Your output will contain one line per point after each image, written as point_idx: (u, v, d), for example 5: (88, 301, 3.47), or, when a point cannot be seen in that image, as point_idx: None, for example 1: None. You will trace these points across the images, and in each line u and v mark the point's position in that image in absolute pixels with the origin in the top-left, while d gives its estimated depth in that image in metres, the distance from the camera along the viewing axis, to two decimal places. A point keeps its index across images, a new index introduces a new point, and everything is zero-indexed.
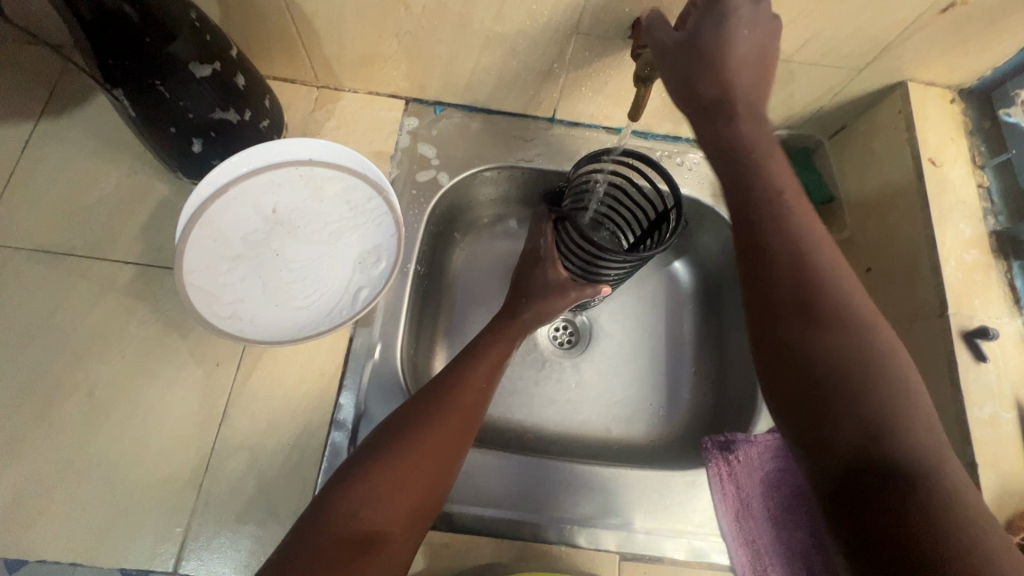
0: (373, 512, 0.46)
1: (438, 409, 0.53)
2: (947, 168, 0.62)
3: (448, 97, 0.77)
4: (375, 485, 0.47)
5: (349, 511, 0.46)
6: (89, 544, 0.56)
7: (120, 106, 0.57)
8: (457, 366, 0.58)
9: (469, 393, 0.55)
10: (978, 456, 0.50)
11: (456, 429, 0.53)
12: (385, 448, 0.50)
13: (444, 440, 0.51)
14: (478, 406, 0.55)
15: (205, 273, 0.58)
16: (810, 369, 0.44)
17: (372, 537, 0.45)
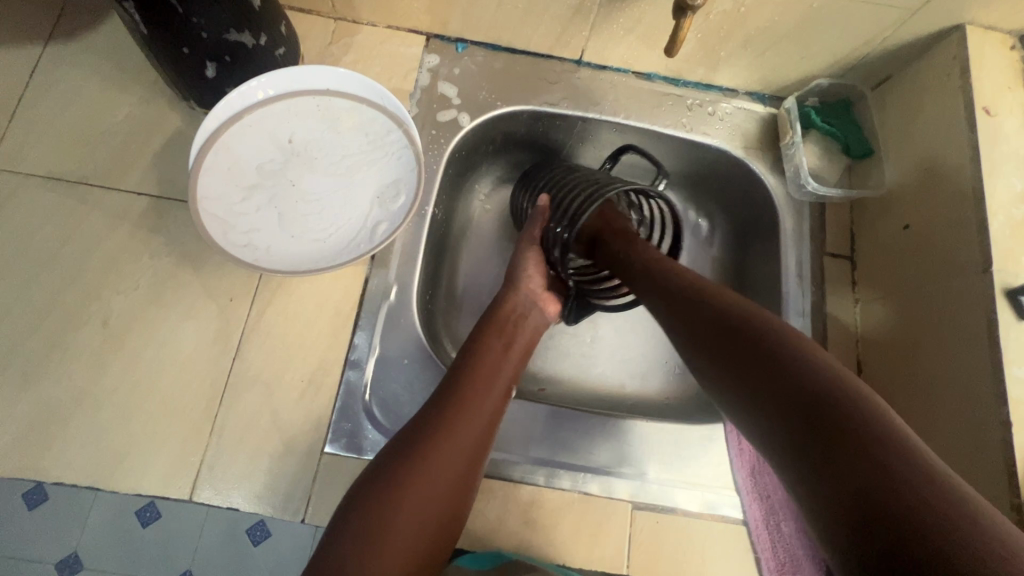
0: (380, 552, 0.40)
1: (446, 435, 0.47)
2: (1002, 119, 0.58)
3: (471, 34, 0.74)
4: (374, 522, 0.41)
5: (348, 556, 0.39)
6: (108, 471, 0.56)
7: (130, 21, 0.54)
8: (471, 363, 0.53)
9: (480, 392, 0.51)
10: (1012, 415, 0.49)
11: (466, 458, 0.47)
12: (386, 485, 0.43)
13: (455, 473, 0.45)
14: (490, 432, 0.50)
15: (220, 202, 0.57)
16: (756, 387, 0.39)
17: None
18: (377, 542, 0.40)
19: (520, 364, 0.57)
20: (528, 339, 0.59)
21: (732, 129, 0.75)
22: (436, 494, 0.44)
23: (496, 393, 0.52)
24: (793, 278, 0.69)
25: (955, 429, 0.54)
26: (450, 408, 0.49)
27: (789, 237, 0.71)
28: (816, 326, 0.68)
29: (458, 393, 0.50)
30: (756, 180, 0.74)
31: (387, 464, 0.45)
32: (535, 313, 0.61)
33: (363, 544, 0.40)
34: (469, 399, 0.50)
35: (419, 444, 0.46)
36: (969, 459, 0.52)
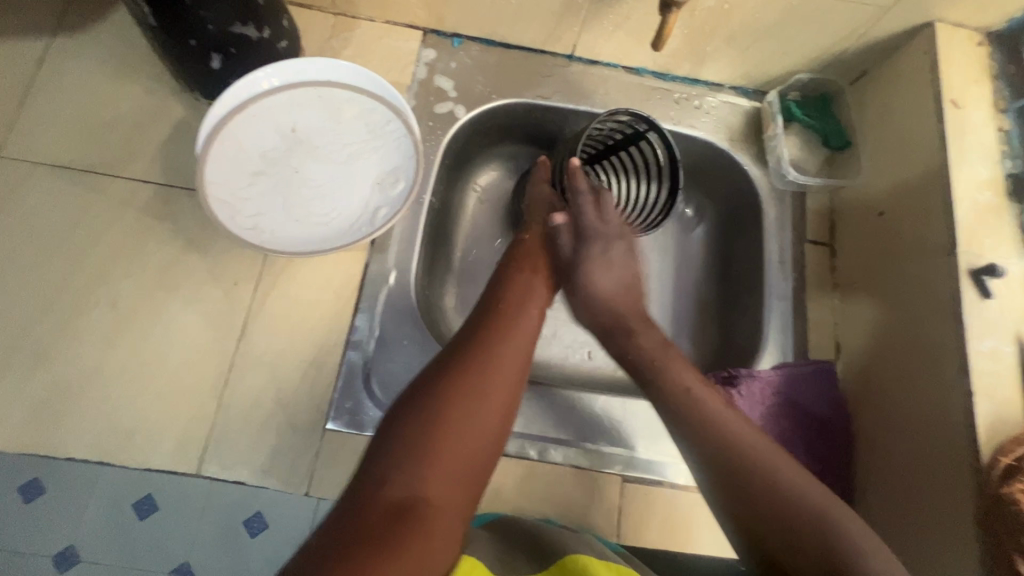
0: (420, 474, 0.41)
1: (487, 367, 0.47)
2: (968, 110, 0.62)
3: (466, 29, 0.76)
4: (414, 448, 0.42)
5: (389, 477, 0.41)
6: (118, 447, 0.59)
7: (139, 13, 0.56)
8: (505, 302, 0.54)
9: (516, 332, 0.52)
10: (974, 385, 0.52)
11: (509, 384, 0.48)
12: (432, 403, 0.44)
13: (500, 397, 0.47)
14: (526, 368, 0.50)
15: (227, 187, 0.60)
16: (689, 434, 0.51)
17: (410, 504, 0.40)
18: (428, 456, 0.42)
19: (546, 295, 0.59)
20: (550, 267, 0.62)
21: (717, 122, 0.78)
22: (480, 415, 0.45)
23: (532, 324, 0.54)
24: (774, 264, 0.73)
25: (923, 400, 0.57)
26: (489, 334, 0.50)
27: (771, 224, 0.74)
28: (796, 309, 0.71)
29: (494, 324, 0.52)
30: (740, 171, 0.77)
31: (431, 386, 0.46)
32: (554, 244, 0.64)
33: (412, 458, 0.42)
34: (506, 329, 0.51)
35: (461, 367, 0.47)
36: (934, 428, 0.55)
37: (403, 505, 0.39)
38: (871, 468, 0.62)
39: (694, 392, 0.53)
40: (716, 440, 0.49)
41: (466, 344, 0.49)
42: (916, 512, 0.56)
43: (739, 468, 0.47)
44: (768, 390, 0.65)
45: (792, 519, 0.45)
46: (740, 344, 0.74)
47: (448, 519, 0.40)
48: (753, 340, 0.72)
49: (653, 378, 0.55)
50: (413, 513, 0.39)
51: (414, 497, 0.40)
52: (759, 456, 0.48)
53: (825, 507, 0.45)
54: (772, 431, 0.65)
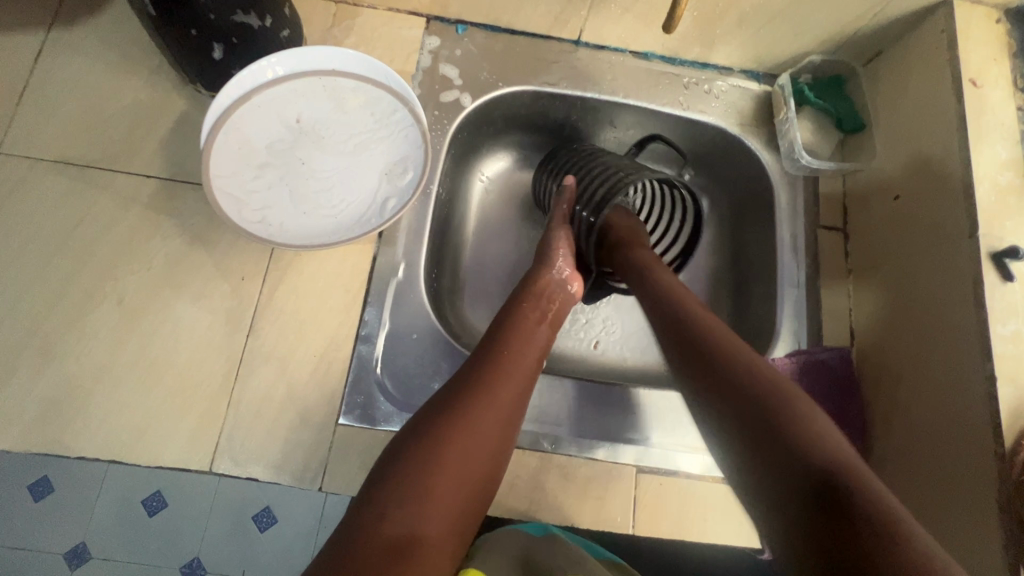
0: (415, 513, 0.41)
1: (487, 402, 0.48)
2: (988, 90, 0.60)
3: (470, 15, 0.75)
4: (409, 486, 0.41)
5: (381, 513, 0.40)
6: (129, 445, 0.58)
7: (139, 3, 0.55)
8: (503, 333, 0.55)
9: (515, 365, 0.52)
10: (997, 369, 0.51)
11: (503, 422, 0.48)
12: (432, 441, 0.44)
13: (495, 437, 0.47)
14: (522, 402, 0.51)
15: (233, 180, 0.58)
16: (715, 375, 0.48)
17: (406, 543, 0.39)
18: (425, 494, 0.42)
19: (549, 336, 0.58)
20: (557, 310, 0.61)
21: (728, 107, 0.77)
22: (478, 454, 0.45)
23: (531, 363, 0.54)
24: (787, 250, 0.72)
25: (943, 387, 0.56)
26: (489, 373, 0.50)
27: (784, 210, 0.73)
28: (810, 296, 0.70)
29: (495, 361, 0.51)
30: (752, 156, 0.76)
31: (430, 424, 0.46)
32: (563, 288, 0.62)
33: (410, 495, 0.41)
34: (506, 367, 0.51)
35: (464, 406, 0.47)
36: (957, 415, 0.54)
37: (398, 541, 0.39)
38: (889, 456, 0.61)
39: (763, 371, 0.47)
40: (779, 426, 0.43)
41: (466, 381, 0.49)
42: (937, 499, 0.55)
43: (769, 406, 0.44)
44: None
45: (885, 526, 0.35)
46: (753, 332, 0.73)
47: (440, 557, 0.40)
48: (767, 328, 0.71)
49: (716, 361, 0.48)
50: (407, 550, 0.39)
51: (408, 535, 0.39)
52: (819, 443, 0.41)
53: (913, 524, 0.36)
54: None
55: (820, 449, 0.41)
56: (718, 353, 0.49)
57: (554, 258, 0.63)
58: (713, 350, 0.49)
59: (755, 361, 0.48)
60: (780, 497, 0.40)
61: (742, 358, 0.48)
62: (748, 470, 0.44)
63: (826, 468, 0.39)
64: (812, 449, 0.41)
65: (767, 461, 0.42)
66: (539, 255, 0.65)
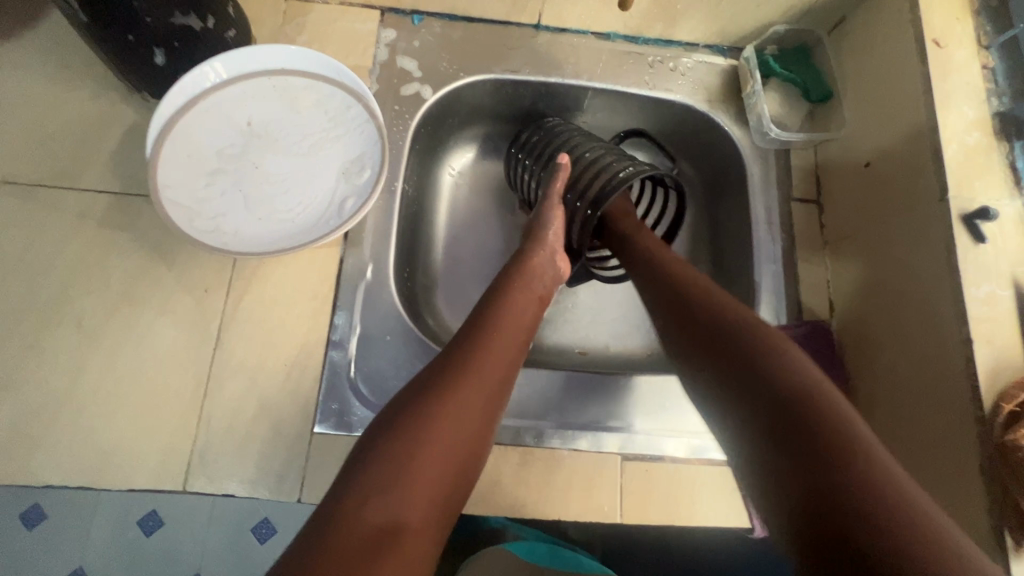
0: (394, 498, 0.39)
1: (473, 377, 0.47)
2: (952, 49, 0.59)
3: (425, 5, 0.73)
4: (393, 468, 0.40)
5: (360, 500, 0.39)
6: (99, 469, 0.56)
7: (68, 10, 0.52)
8: (487, 306, 0.54)
9: (503, 339, 0.51)
10: (973, 332, 0.51)
11: (492, 403, 0.47)
12: (416, 423, 0.43)
13: (481, 420, 0.46)
14: (511, 375, 0.51)
15: (182, 189, 0.56)
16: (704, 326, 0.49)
17: (388, 529, 0.38)
18: (414, 472, 0.41)
19: (536, 314, 0.57)
20: (547, 288, 0.60)
21: (694, 83, 0.75)
22: (462, 436, 0.44)
23: (517, 346, 0.53)
24: (762, 225, 0.71)
25: (922, 355, 0.56)
26: (474, 354, 0.49)
27: (757, 185, 0.72)
28: (787, 271, 0.69)
29: (481, 339, 0.50)
30: (721, 132, 0.75)
31: (416, 406, 0.44)
32: (553, 266, 0.61)
33: (392, 482, 0.40)
34: (491, 348, 0.50)
35: (447, 388, 0.46)
36: (938, 382, 0.54)
37: (379, 528, 0.38)
38: (872, 425, 0.61)
39: (751, 325, 0.47)
40: (774, 378, 0.42)
41: (457, 353, 0.49)
42: (920, 464, 0.55)
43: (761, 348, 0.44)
44: None
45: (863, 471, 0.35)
46: None
47: (421, 543, 0.39)
48: (746, 304, 0.70)
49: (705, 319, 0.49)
50: (390, 536, 0.38)
51: (391, 521, 0.38)
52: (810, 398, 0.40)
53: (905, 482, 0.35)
54: None
55: (804, 393, 0.40)
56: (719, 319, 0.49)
57: (548, 237, 0.63)
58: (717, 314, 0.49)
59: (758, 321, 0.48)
60: (761, 442, 0.40)
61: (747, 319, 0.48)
62: (746, 435, 0.41)
63: (822, 422, 0.38)
64: (808, 398, 0.40)
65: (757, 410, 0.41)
66: (532, 234, 0.63)
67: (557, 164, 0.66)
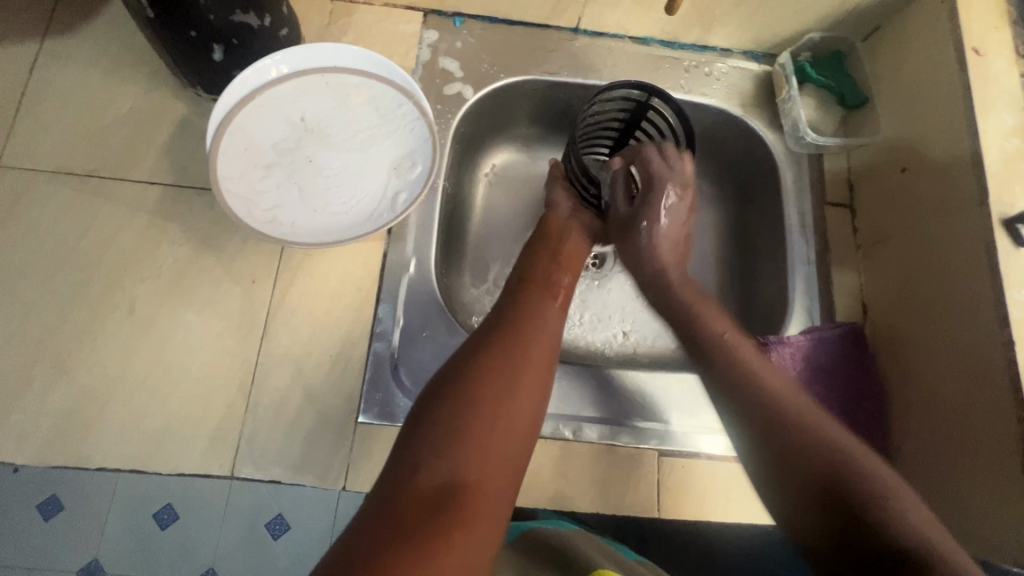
0: (447, 462, 0.40)
1: (516, 347, 0.48)
2: (991, 58, 0.60)
3: (468, 8, 0.75)
4: (439, 435, 0.41)
5: (412, 467, 0.40)
6: (149, 453, 0.58)
7: (135, 5, 0.54)
8: (522, 286, 0.56)
9: (544, 317, 0.52)
10: (1015, 334, 0.52)
11: (540, 373, 0.47)
12: (463, 393, 0.43)
13: (534, 379, 0.46)
14: (557, 347, 0.51)
15: (240, 181, 0.58)
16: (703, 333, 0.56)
17: (445, 492, 0.39)
18: (466, 437, 0.41)
19: (571, 279, 0.60)
20: (570, 251, 0.63)
21: (729, 89, 0.77)
22: (510, 407, 0.44)
23: (558, 318, 0.53)
24: (796, 228, 0.72)
25: (960, 357, 0.56)
26: (518, 318, 0.51)
27: (790, 189, 0.74)
28: (820, 273, 0.71)
29: (521, 313, 0.51)
30: (755, 136, 0.76)
31: (463, 365, 0.46)
32: (574, 231, 0.65)
33: (448, 442, 0.41)
34: (531, 320, 0.51)
35: (491, 349, 0.47)
36: (978, 381, 0.54)
37: (439, 490, 0.39)
38: (910, 426, 0.61)
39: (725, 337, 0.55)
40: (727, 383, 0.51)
41: (499, 328, 0.50)
42: (961, 466, 0.55)
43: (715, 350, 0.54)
44: (799, 356, 0.65)
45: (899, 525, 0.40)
46: (767, 312, 0.74)
47: (487, 507, 0.39)
48: (781, 305, 0.71)
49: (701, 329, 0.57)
50: (451, 496, 0.39)
51: (445, 484, 0.39)
52: (785, 414, 0.47)
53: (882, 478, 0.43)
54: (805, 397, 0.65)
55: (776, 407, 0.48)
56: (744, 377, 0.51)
57: (557, 201, 0.67)
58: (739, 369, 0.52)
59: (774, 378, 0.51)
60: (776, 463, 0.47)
61: (770, 387, 0.50)
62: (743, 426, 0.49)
63: (797, 447, 0.46)
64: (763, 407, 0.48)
65: (790, 474, 0.46)
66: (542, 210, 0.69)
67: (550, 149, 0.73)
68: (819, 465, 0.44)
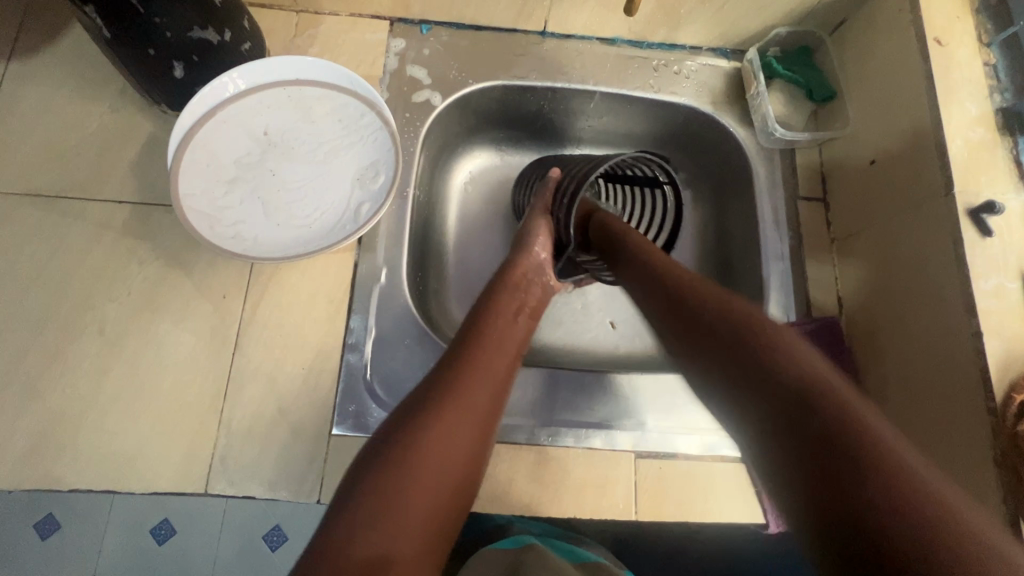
0: (376, 534, 0.39)
1: (458, 400, 0.47)
2: (953, 47, 0.60)
3: (434, 14, 0.75)
4: (372, 505, 0.40)
5: (344, 538, 0.39)
6: (121, 474, 0.57)
7: (91, 25, 0.54)
8: (473, 325, 0.55)
9: (491, 362, 0.52)
10: (982, 325, 0.51)
11: (478, 425, 0.47)
12: (400, 455, 0.42)
13: (469, 446, 0.46)
14: (500, 396, 0.51)
15: (204, 198, 0.58)
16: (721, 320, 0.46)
17: (375, 566, 0.37)
18: (398, 504, 0.40)
19: (528, 327, 0.58)
20: (536, 300, 0.61)
21: (699, 86, 0.77)
22: (445, 469, 0.43)
23: (504, 362, 0.53)
24: (769, 223, 0.72)
25: (932, 348, 0.56)
26: (463, 372, 0.49)
27: (762, 185, 0.74)
28: (794, 269, 0.70)
29: (468, 358, 0.51)
30: (726, 132, 0.76)
31: (407, 430, 0.44)
32: (541, 278, 0.63)
33: (380, 514, 0.40)
34: (478, 366, 0.51)
35: (436, 411, 0.46)
36: (950, 386, 0.54)
37: (368, 567, 0.37)
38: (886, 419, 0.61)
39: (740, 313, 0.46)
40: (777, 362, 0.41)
41: (442, 379, 0.49)
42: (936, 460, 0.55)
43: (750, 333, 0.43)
44: None
45: (910, 511, 0.32)
46: None
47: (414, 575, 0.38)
48: (756, 301, 0.71)
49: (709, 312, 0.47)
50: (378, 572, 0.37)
51: (378, 557, 0.38)
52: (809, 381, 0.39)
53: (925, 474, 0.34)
54: None
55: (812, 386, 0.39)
56: (756, 343, 0.43)
57: (534, 245, 0.64)
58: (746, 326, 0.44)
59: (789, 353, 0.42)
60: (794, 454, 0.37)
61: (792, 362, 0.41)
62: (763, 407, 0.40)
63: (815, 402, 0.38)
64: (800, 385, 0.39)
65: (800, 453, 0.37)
66: (516, 244, 0.65)
67: (548, 177, 0.69)
68: (822, 435, 0.37)
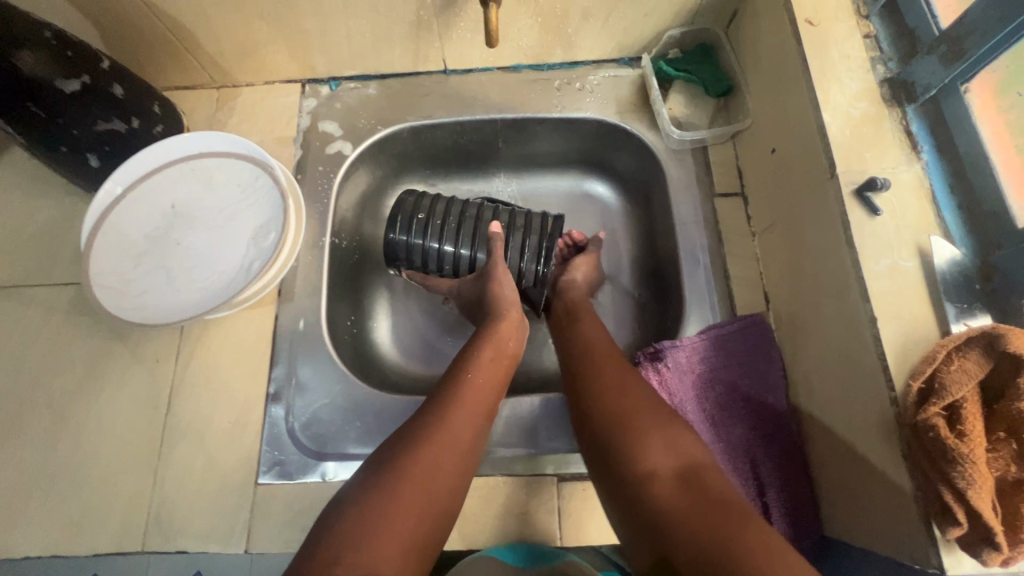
0: (362, 551, 0.40)
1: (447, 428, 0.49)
2: (827, 25, 0.58)
3: (340, 71, 0.79)
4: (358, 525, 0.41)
5: (333, 555, 0.40)
6: (68, 539, 0.61)
7: (9, 134, 0.61)
8: (462, 357, 0.58)
9: (479, 392, 0.54)
10: (876, 310, 0.48)
11: (464, 452, 0.49)
12: (390, 481, 0.44)
13: (456, 470, 0.48)
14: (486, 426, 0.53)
15: (113, 273, 0.63)
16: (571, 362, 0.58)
17: None
18: (384, 525, 0.42)
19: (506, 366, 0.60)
20: (513, 343, 0.62)
21: (603, 99, 0.77)
22: (433, 494, 0.45)
23: (492, 391, 0.56)
24: (686, 224, 0.71)
25: (841, 338, 0.53)
26: (449, 403, 0.51)
27: (676, 187, 0.72)
28: (715, 267, 0.69)
29: (453, 386, 0.53)
30: (637, 140, 0.76)
31: (393, 457, 0.46)
32: (516, 322, 0.65)
33: (368, 529, 0.41)
34: (467, 394, 0.53)
35: (421, 440, 0.47)
36: (862, 383, 0.50)
37: None
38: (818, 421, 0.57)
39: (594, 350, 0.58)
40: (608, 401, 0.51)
41: (428, 406, 0.51)
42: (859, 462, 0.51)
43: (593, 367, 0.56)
44: (696, 358, 0.64)
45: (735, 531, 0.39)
46: (673, 313, 0.71)
47: None
48: (679, 307, 0.69)
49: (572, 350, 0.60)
50: None
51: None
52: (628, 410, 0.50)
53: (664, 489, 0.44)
54: (709, 400, 0.63)
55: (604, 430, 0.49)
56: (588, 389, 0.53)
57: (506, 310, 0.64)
58: (591, 387, 0.53)
59: (667, 454, 0.46)
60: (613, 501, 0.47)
61: (651, 474, 0.45)
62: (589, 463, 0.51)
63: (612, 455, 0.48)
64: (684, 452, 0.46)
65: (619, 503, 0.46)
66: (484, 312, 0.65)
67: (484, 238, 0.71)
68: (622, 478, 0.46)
